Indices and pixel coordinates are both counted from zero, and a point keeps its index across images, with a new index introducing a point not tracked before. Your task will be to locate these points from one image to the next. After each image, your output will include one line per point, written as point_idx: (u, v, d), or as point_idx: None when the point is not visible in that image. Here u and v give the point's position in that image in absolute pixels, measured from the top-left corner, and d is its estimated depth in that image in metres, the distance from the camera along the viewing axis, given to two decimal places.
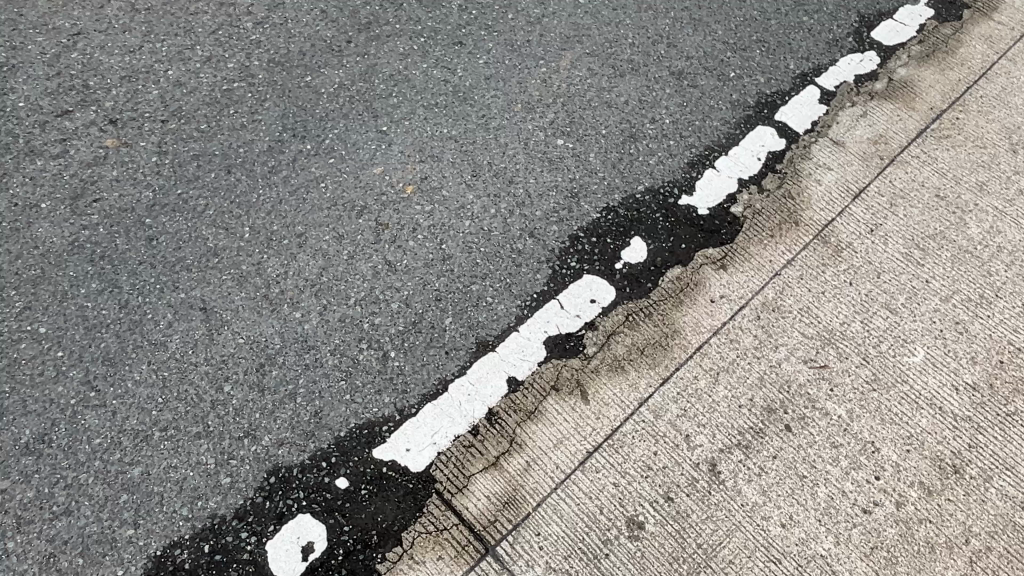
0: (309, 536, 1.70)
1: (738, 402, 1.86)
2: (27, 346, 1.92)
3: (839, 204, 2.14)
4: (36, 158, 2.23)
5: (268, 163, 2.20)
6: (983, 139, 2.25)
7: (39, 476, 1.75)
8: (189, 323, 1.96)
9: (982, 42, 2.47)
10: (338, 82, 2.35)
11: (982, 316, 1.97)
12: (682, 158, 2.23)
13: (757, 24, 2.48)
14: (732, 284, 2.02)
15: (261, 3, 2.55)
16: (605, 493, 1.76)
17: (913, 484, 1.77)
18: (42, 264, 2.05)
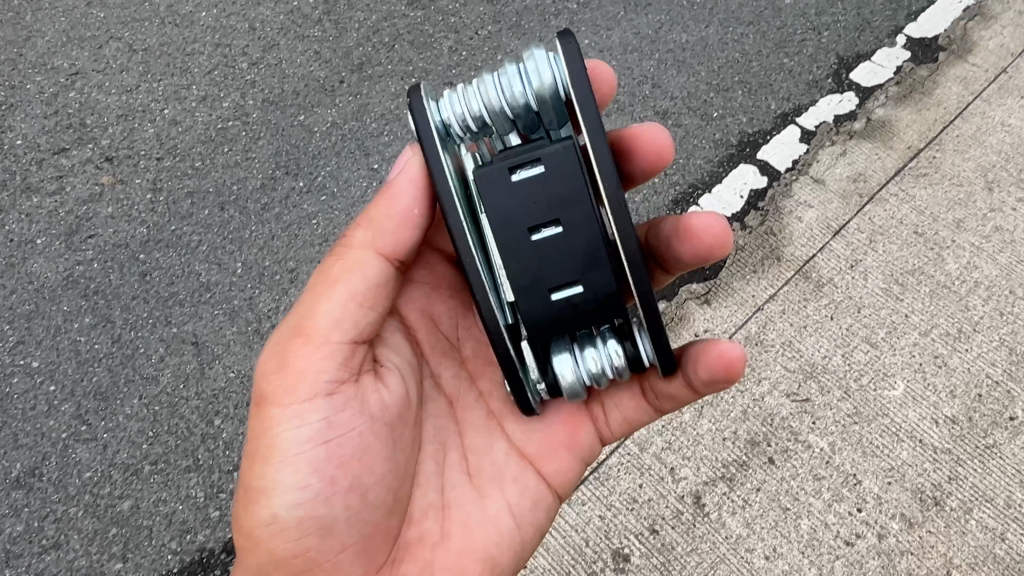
0: None
1: (722, 435, 1.89)
2: (20, 381, 1.97)
3: (819, 241, 2.19)
4: (33, 195, 2.28)
5: (261, 200, 2.24)
6: (960, 177, 2.30)
7: (29, 510, 1.81)
8: (181, 357, 1.98)
9: (956, 84, 2.51)
10: (330, 121, 2.40)
11: (960, 350, 2.01)
12: (666, 197, 2.29)
13: (740, 66, 2.55)
14: (715, 319, 2.06)
15: (256, 43, 2.61)
16: (591, 525, 1.81)
17: (894, 515, 1.80)
18: (36, 299, 2.09)
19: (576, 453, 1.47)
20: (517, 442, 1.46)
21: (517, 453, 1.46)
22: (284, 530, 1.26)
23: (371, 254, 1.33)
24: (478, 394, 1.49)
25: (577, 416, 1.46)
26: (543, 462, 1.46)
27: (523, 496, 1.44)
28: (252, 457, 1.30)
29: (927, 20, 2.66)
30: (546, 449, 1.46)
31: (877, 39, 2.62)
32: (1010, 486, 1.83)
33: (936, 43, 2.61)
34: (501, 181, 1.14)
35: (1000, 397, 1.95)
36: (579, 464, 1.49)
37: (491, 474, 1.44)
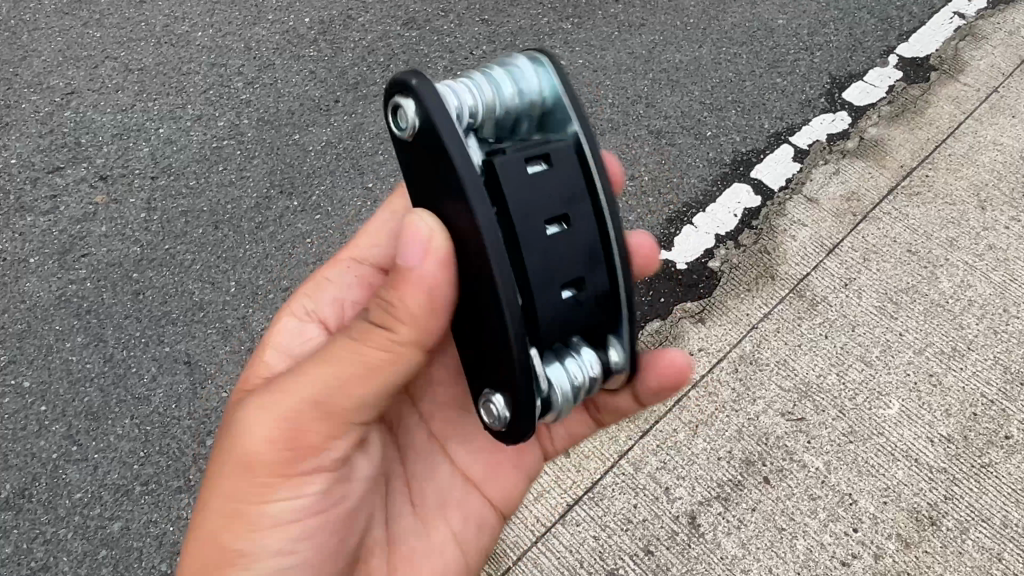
0: None
1: (717, 454, 1.89)
2: (10, 401, 1.95)
3: (814, 259, 2.19)
4: (26, 214, 2.27)
5: (255, 219, 2.24)
6: (952, 195, 2.31)
7: (18, 532, 1.77)
8: (173, 377, 1.97)
9: (948, 103, 2.52)
10: (325, 141, 2.41)
11: (955, 368, 2.01)
12: (660, 215, 2.29)
13: (733, 86, 2.56)
14: (710, 337, 2.05)
15: (251, 64, 2.62)
16: (586, 546, 1.78)
17: (891, 535, 1.79)
18: (28, 318, 2.08)
19: (520, 472, 1.48)
20: (461, 465, 1.44)
21: (462, 476, 1.43)
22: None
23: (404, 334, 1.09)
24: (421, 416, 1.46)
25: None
26: (487, 483, 1.45)
27: (469, 521, 1.42)
28: (223, 524, 1.19)
29: (917, 39, 2.70)
30: (490, 470, 1.45)
31: (869, 59, 2.65)
32: (1007, 506, 1.82)
33: (927, 62, 2.64)
34: (508, 166, 0.99)
35: (995, 416, 1.94)
36: (524, 482, 1.49)
37: (438, 503, 1.41)
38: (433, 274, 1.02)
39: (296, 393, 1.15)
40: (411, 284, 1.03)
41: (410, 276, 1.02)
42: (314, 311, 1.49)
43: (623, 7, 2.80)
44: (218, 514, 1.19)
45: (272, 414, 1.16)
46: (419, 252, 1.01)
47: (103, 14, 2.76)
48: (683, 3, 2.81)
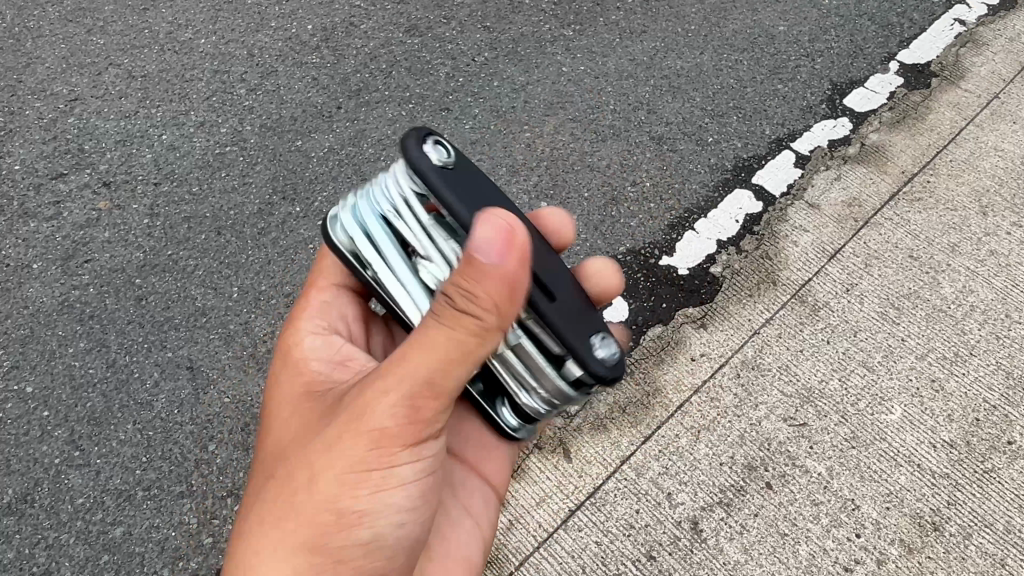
0: None
1: (719, 459, 1.88)
2: (13, 406, 1.94)
3: (815, 265, 2.19)
4: (30, 219, 2.28)
5: (257, 225, 2.25)
6: (954, 201, 2.31)
7: (20, 536, 1.77)
8: (176, 382, 1.97)
9: (950, 109, 2.53)
10: (327, 147, 2.41)
11: (957, 374, 2.01)
12: (662, 220, 2.29)
13: (734, 92, 2.57)
14: (712, 342, 2.05)
15: (254, 70, 2.63)
16: (588, 552, 1.78)
17: (894, 541, 1.78)
18: (31, 323, 2.08)
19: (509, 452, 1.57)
20: (455, 449, 1.51)
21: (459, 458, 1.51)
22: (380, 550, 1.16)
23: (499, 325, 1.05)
24: None
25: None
26: (481, 463, 1.52)
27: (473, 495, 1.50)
28: (345, 495, 1.09)
29: (918, 45, 2.71)
30: (483, 451, 1.53)
31: (870, 65, 2.66)
32: (1009, 511, 1.81)
33: (928, 69, 2.64)
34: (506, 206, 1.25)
35: (998, 421, 1.94)
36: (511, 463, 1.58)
37: (447, 482, 1.47)
38: (513, 271, 1.00)
39: (413, 371, 1.05)
40: (490, 279, 0.99)
41: (489, 272, 0.98)
42: (316, 319, 1.44)
43: (624, 14, 2.81)
44: (332, 490, 1.08)
45: (390, 392, 1.06)
46: (500, 248, 0.98)
47: (106, 21, 2.78)
48: (684, 10, 2.83)
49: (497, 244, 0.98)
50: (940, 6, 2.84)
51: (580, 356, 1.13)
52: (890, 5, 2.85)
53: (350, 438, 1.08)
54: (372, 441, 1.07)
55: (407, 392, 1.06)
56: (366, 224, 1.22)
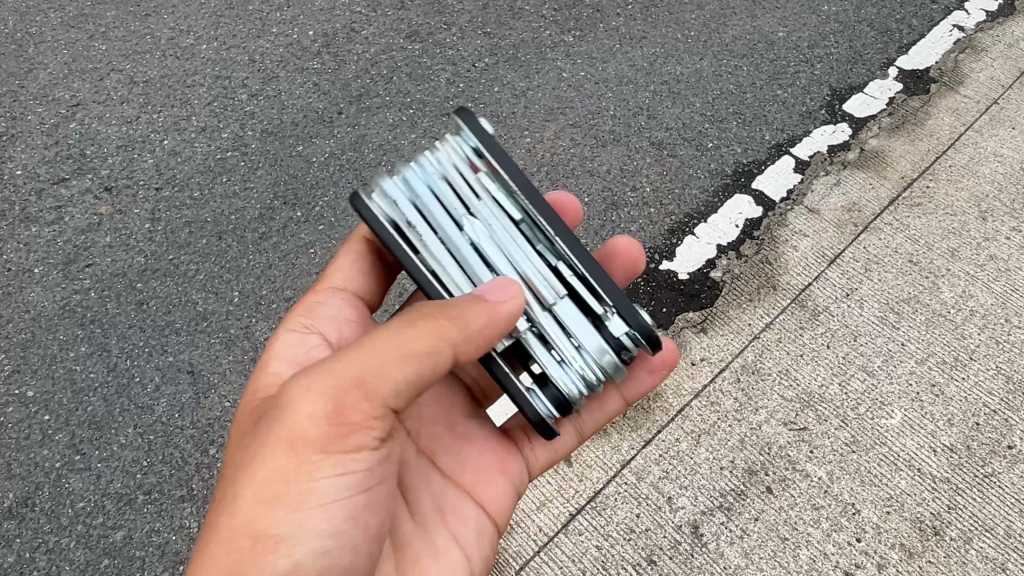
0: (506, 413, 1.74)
1: (720, 464, 1.88)
2: (14, 410, 1.95)
3: (815, 270, 2.20)
4: (31, 224, 2.28)
5: (259, 230, 2.25)
6: (953, 206, 2.31)
7: (21, 541, 1.77)
8: (176, 387, 1.97)
9: (949, 115, 2.54)
10: (329, 152, 2.42)
11: (957, 378, 2.01)
12: (662, 225, 2.29)
13: (734, 97, 2.58)
14: (712, 347, 2.06)
15: (256, 76, 2.64)
16: (588, 556, 1.78)
17: (894, 545, 1.78)
18: (33, 328, 2.09)
19: (510, 482, 1.50)
20: (451, 474, 1.45)
21: (453, 484, 1.45)
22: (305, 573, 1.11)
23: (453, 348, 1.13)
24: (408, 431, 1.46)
25: (500, 448, 1.52)
26: (479, 489, 1.46)
27: (467, 523, 1.42)
28: (264, 499, 1.08)
29: (918, 51, 2.72)
30: (480, 477, 1.47)
31: (869, 71, 2.67)
32: (1010, 516, 1.82)
33: (927, 74, 2.65)
34: None
35: (998, 426, 1.94)
36: (512, 491, 1.51)
37: (434, 510, 1.41)
38: (509, 312, 1.11)
39: (346, 368, 1.10)
40: (482, 311, 1.09)
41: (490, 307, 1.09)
42: (311, 325, 1.41)
43: (624, 20, 2.82)
44: (253, 495, 1.08)
45: (318, 388, 1.10)
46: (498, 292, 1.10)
47: (108, 27, 2.79)
48: (684, 16, 2.84)
49: (508, 289, 1.11)
50: (939, 12, 2.85)
51: (628, 309, 1.20)
52: (889, 11, 2.86)
53: (278, 437, 1.09)
54: (293, 442, 1.09)
55: (337, 389, 1.10)
56: (409, 186, 1.20)
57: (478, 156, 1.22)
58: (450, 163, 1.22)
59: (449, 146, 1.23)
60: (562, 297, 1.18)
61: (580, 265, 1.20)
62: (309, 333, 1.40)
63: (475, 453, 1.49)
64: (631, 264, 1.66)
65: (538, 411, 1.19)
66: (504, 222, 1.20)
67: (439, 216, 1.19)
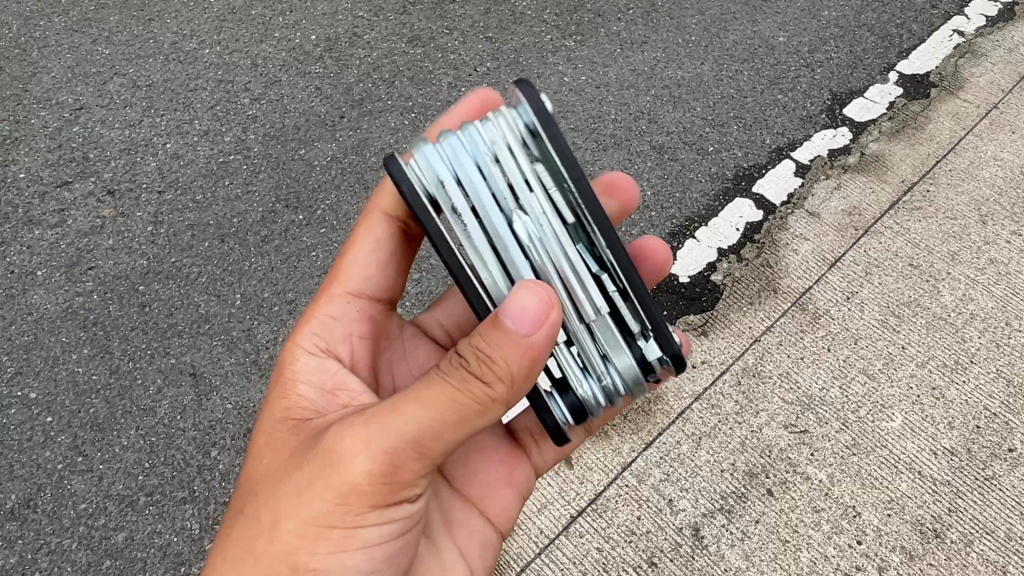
0: None
1: (720, 466, 1.89)
2: (17, 412, 1.95)
3: (816, 273, 2.20)
4: (34, 227, 2.29)
5: (261, 232, 2.26)
6: (954, 210, 2.32)
7: (23, 541, 1.77)
8: (178, 389, 1.98)
9: (949, 119, 2.54)
10: (331, 155, 2.43)
11: (958, 381, 2.01)
12: (663, 229, 2.30)
13: (734, 102, 2.59)
14: (713, 350, 2.06)
15: (258, 80, 2.65)
16: (589, 558, 1.78)
17: (894, 548, 1.78)
18: (36, 330, 2.09)
19: (518, 492, 1.52)
20: (462, 486, 1.46)
21: (465, 496, 1.46)
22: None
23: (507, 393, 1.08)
24: None
25: (512, 457, 1.53)
26: (487, 503, 1.47)
27: (476, 538, 1.43)
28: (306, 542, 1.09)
29: (918, 56, 2.73)
30: (489, 490, 1.48)
31: (870, 76, 2.67)
32: (1010, 519, 1.82)
33: (927, 79, 2.66)
34: None
35: (999, 429, 1.94)
36: (520, 500, 1.52)
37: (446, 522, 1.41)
38: (542, 342, 1.00)
39: (401, 425, 1.05)
40: (512, 342, 1.00)
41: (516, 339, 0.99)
42: (331, 345, 1.40)
43: (624, 25, 2.84)
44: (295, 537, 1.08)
45: (372, 443, 1.06)
46: (533, 320, 0.98)
47: (111, 32, 2.80)
48: (685, 21, 2.85)
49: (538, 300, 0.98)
50: (939, 17, 2.86)
51: (664, 332, 1.12)
52: (889, 17, 2.87)
53: (327, 484, 1.08)
54: (342, 494, 1.07)
55: (393, 446, 1.06)
56: (450, 166, 1.06)
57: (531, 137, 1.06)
58: (499, 139, 1.05)
59: (500, 119, 1.06)
60: (601, 313, 1.10)
61: (624, 280, 1.09)
62: (329, 356, 1.38)
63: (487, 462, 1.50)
64: (662, 264, 1.66)
65: (556, 421, 1.19)
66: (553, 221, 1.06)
67: (481, 209, 1.05)
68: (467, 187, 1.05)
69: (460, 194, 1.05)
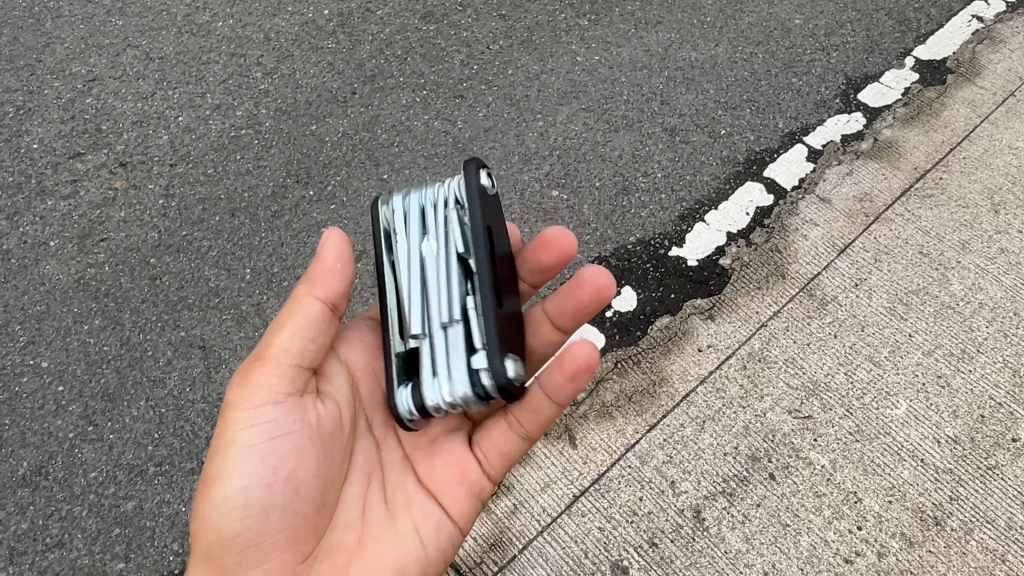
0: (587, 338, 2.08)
1: (724, 449, 1.90)
2: (29, 380, 1.98)
3: (824, 259, 2.20)
4: (47, 198, 2.31)
5: (271, 207, 2.27)
6: (966, 198, 2.31)
7: (35, 508, 1.80)
8: (188, 360, 2.00)
9: (964, 106, 2.52)
10: (342, 132, 2.43)
11: (963, 370, 2.01)
12: (673, 212, 2.29)
13: (748, 84, 2.57)
14: (719, 334, 2.06)
15: (271, 54, 2.65)
16: (591, 537, 1.80)
17: (895, 534, 1.79)
18: (47, 300, 2.11)
19: (473, 491, 1.49)
20: (425, 479, 1.48)
21: (426, 487, 1.47)
22: (225, 519, 1.29)
23: (313, 301, 1.41)
24: (399, 439, 1.52)
25: (466, 457, 1.50)
26: (445, 499, 1.47)
27: (432, 523, 1.45)
28: (206, 461, 1.35)
29: (935, 42, 2.70)
30: (454, 485, 1.48)
31: (886, 61, 2.65)
32: (1011, 508, 1.82)
33: (944, 65, 2.63)
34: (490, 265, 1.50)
35: (1004, 418, 1.95)
36: (478, 500, 1.51)
37: (404, 502, 1.46)
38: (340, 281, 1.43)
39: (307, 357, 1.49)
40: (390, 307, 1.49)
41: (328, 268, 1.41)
42: None
43: (640, 4, 2.81)
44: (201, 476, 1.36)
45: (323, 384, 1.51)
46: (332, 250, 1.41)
47: (125, 3, 2.80)
48: (700, 1, 2.82)
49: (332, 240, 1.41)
50: (957, 2, 2.83)
51: (495, 351, 1.29)
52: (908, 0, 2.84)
53: None
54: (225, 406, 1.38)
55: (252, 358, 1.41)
56: (411, 208, 1.44)
57: (459, 202, 1.43)
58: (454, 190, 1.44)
59: (448, 185, 1.45)
60: (453, 323, 1.33)
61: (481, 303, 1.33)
62: None
63: (444, 460, 1.50)
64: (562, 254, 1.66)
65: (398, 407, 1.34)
66: (445, 252, 1.39)
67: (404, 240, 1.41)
68: (403, 224, 1.43)
69: (398, 223, 1.43)
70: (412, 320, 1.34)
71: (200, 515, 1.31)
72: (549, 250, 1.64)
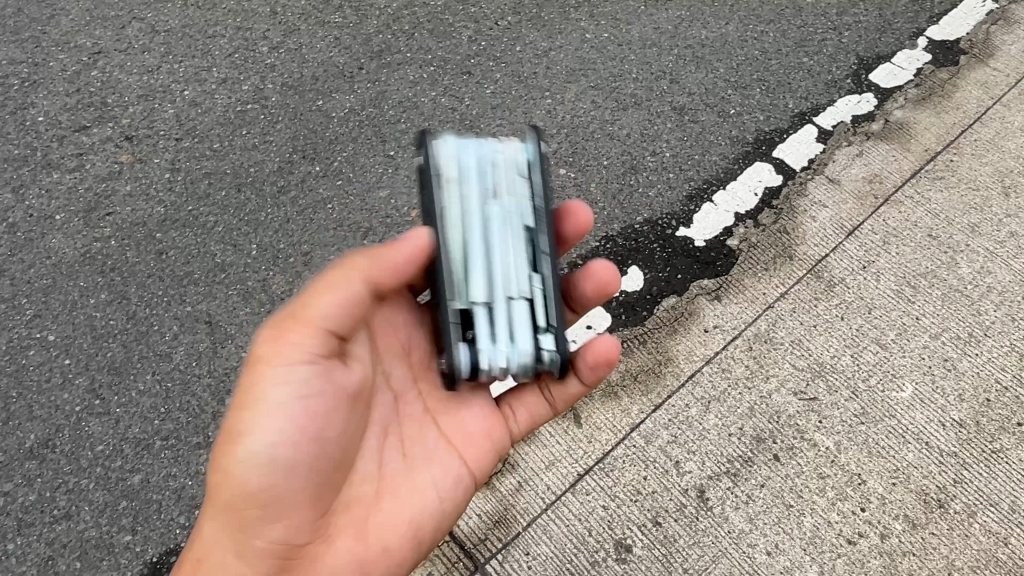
0: (593, 318, 2.07)
1: (728, 430, 1.90)
2: (35, 353, 1.98)
3: (833, 241, 2.19)
4: (53, 171, 2.30)
5: (277, 183, 2.26)
6: (976, 181, 2.29)
7: (42, 480, 1.81)
8: (194, 336, 2.00)
9: (976, 88, 2.50)
10: (348, 108, 2.42)
11: (970, 354, 2.01)
12: (681, 191, 2.28)
13: (759, 64, 2.54)
14: (726, 315, 2.06)
15: (277, 28, 2.63)
16: (595, 515, 1.80)
17: (898, 516, 1.80)
18: (54, 273, 2.11)
19: (491, 450, 1.52)
20: (448, 434, 1.47)
21: (448, 442, 1.47)
22: (249, 475, 1.27)
23: (359, 276, 1.32)
24: (424, 393, 1.49)
25: (490, 418, 1.52)
26: (466, 457, 1.48)
27: (451, 480, 1.46)
28: (230, 413, 1.30)
29: (949, 21, 2.67)
30: (474, 444, 1.49)
31: (898, 41, 2.62)
32: (1015, 491, 1.83)
33: (957, 46, 2.60)
34: None
35: (1010, 402, 1.94)
36: (493, 459, 1.53)
37: (427, 457, 1.45)
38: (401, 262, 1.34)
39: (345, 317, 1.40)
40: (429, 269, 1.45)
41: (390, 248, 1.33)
42: None
43: None
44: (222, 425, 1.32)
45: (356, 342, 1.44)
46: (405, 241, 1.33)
47: None
48: None
49: (418, 234, 1.32)
50: None
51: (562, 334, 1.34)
52: None
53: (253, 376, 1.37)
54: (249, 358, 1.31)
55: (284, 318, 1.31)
56: (468, 164, 1.37)
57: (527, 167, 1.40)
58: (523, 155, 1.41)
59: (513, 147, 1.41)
60: (521, 297, 1.34)
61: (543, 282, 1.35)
62: None
63: (468, 416, 1.50)
64: (579, 224, 1.58)
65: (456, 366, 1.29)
66: (517, 221, 1.37)
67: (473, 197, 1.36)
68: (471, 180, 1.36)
69: (463, 174, 1.36)
70: (480, 283, 1.32)
71: (222, 468, 1.29)
72: (565, 222, 1.57)
